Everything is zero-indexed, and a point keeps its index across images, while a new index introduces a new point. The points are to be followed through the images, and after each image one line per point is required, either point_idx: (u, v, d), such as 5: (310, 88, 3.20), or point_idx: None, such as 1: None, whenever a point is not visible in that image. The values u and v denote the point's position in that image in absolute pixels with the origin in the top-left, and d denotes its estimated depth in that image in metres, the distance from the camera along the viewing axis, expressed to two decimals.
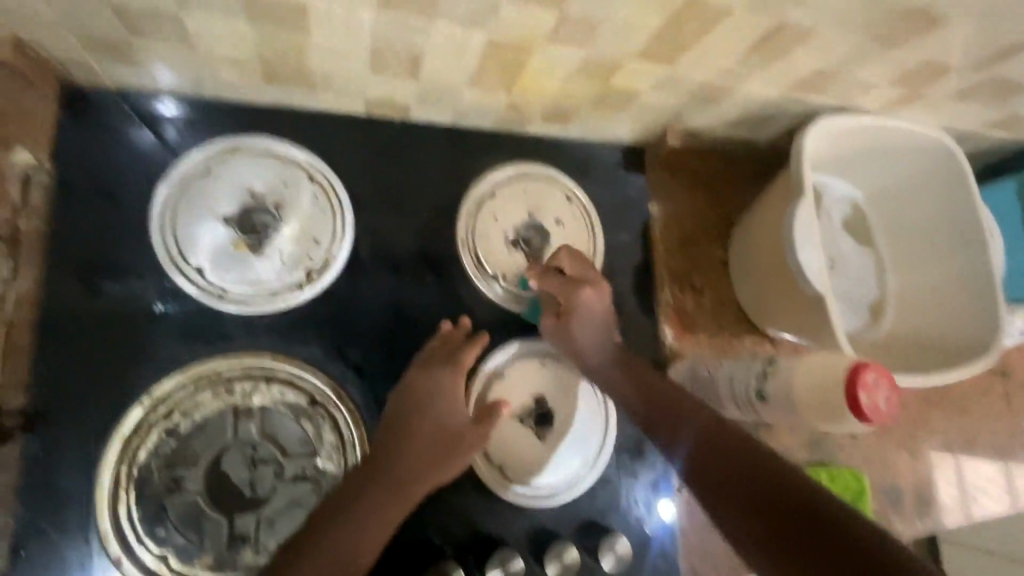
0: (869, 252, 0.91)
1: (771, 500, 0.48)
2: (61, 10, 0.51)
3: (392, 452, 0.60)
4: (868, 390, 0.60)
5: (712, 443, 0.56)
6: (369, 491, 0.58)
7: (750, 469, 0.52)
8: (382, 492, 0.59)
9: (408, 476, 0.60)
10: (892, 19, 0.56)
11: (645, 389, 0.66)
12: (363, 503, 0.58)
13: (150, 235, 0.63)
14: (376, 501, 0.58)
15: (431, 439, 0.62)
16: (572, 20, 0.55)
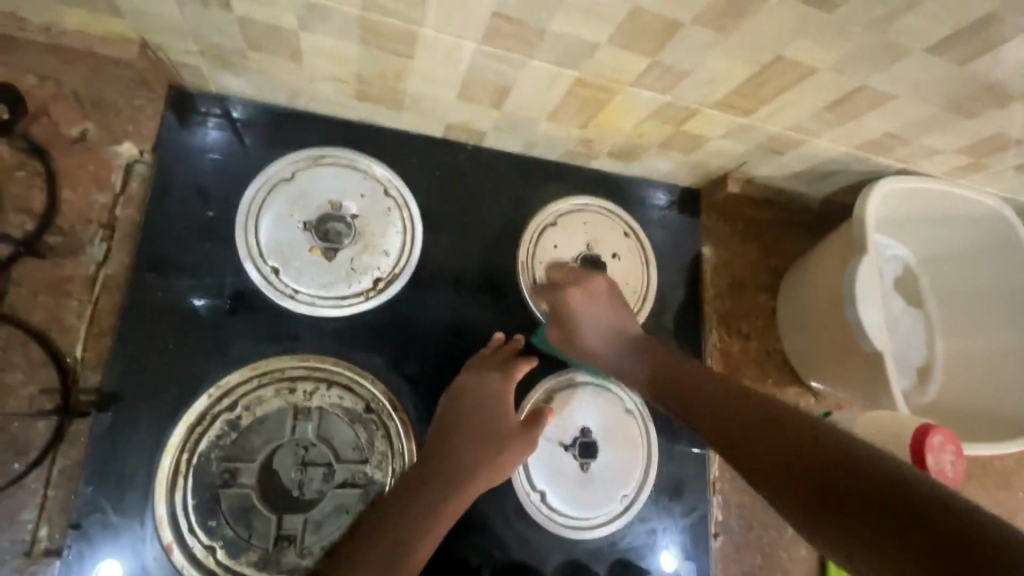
0: (918, 315, 0.91)
1: (830, 475, 0.46)
2: (192, 19, 0.55)
3: (447, 451, 0.62)
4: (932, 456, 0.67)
5: (760, 422, 0.55)
6: (422, 491, 0.59)
7: (802, 442, 0.50)
8: (436, 492, 0.60)
9: (461, 479, 0.61)
10: (971, 92, 0.58)
11: (689, 381, 0.65)
12: (417, 503, 0.59)
13: (233, 232, 0.66)
14: (430, 501, 0.59)
15: (482, 442, 0.63)
16: (662, 67, 0.57)
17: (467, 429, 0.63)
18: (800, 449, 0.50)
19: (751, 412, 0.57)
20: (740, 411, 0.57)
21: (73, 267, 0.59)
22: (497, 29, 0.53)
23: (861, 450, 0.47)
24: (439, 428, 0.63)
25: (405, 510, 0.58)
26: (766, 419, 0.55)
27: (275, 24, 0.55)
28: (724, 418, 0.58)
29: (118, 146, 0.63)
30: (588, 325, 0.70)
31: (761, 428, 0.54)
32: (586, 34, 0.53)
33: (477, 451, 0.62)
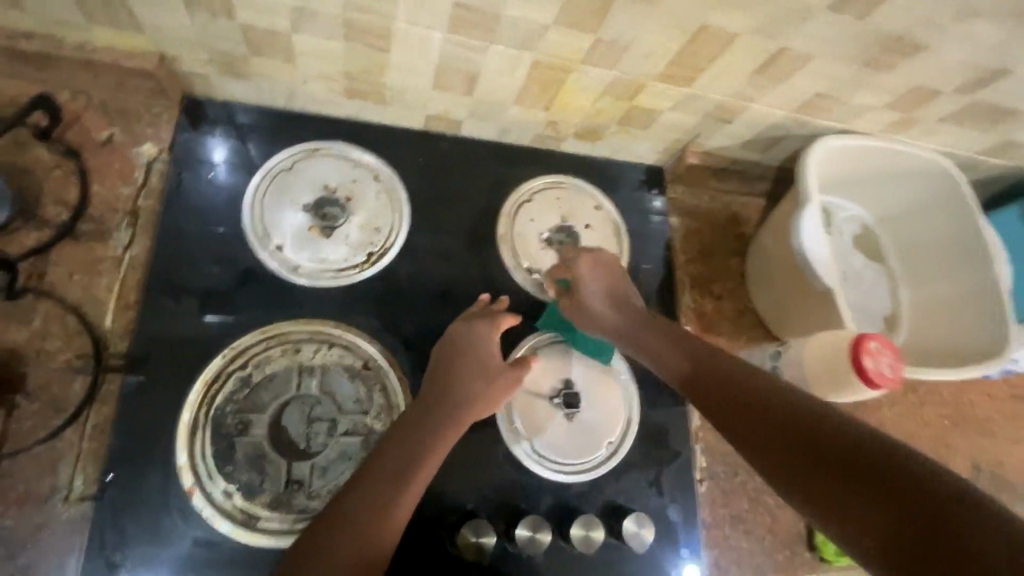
0: (881, 268, 0.98)
1: (855, 494, 0.46)
2: (202, 29, 0.65)
3: (440, 389, 0.67)
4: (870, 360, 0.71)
5: (786, 436, 0.53)
6: (422, 422, 0.65)
7: (842, 465, 0.48)
8: (436, 423, 0.65)
9: (454, 413, 0.66)
10: (880, 45, 0.66)
11: (699, 373, 0.64)
12: (414, 435, 0.64)
13: (241, 216, 0.74)
14: (427, 433, 0.64)
15: (471, 381, 0.69)
16: (606, 43, 0.66)
17: (461, 369, 0.69)
18: (845, 470, 0.48)
19: (770, 404, 0.56)
20: (768, 419, 0.55)
21: (103, 249, 0.68)
22: (459, 18, 0.62)
23: (879, 446, 0.48)
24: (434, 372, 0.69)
25: (408, 438, 0.63)
26: (796, 430, 0.53)
27: (272, 28, 0.64)
28: (733, 406, 0.59)
29: (140, 146, 0.72)
30: (598, 298, 0.73)
31: (794, 442, 0.52)
32: (535, 17, 0.62)
33: (473, 388, 0.68)
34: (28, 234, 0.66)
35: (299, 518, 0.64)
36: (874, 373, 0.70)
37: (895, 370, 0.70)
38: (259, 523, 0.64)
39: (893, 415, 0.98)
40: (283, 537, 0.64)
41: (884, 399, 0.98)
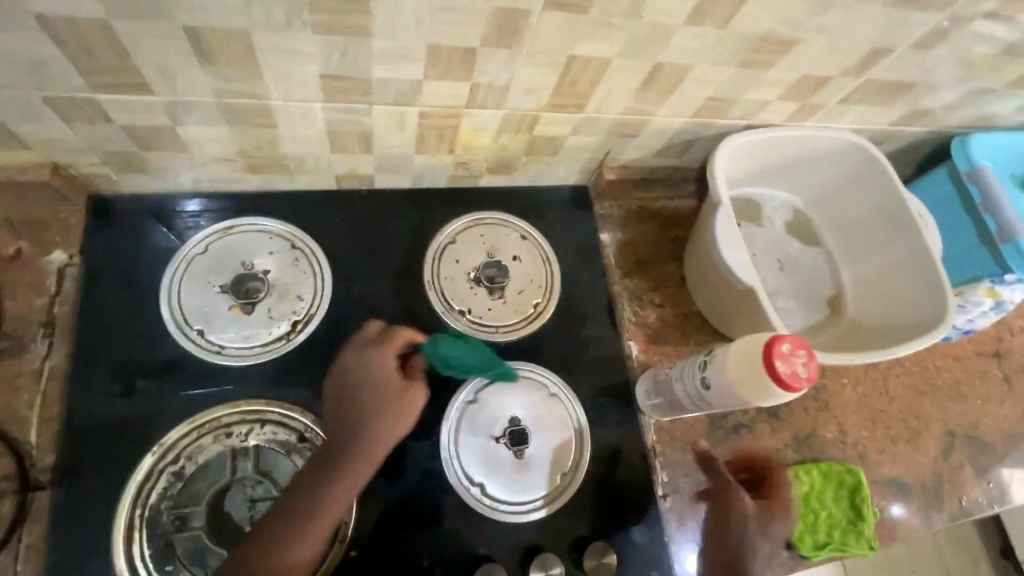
0: (818, 250, 0.97)
1: None
2: (86, 136, 0.65)
3: (344, 423, 0.66)
4: (787, 360, 0.62)
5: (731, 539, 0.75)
6: (327, 459, 0.64)
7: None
8: (342, 462, 0.64)
9: (358, 444, 0.65)
10: (752, 46, 0.67)
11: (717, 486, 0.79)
12: (316, 476, 0.63)
13: (159, 307, 0.74)
14: (328, 471, 0.64)
15: (371, 409, 0.66)
16: (483, 86, 0.67)
17: (364, 399, 0.67)
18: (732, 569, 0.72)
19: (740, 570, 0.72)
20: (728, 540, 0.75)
21: (20, 365, 0.68)
22: (332, 88, 0.63)
23: None
24: (340, 401, 0.68)
25: (312, 478, 0.63)
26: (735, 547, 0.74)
27: (153, 125, 0.65)
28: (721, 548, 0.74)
29: (49, 255, 0.73)
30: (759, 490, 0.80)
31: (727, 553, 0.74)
32: (405, 75, 0.63)
33: (374, 423, 0.66)
34: None
35: None
36: (790, 373, 0.62)
37: (810, 369, 0.63)
38: None
39: (857, 395, 0.96)
40: None
41: (845, 380, 0.97)
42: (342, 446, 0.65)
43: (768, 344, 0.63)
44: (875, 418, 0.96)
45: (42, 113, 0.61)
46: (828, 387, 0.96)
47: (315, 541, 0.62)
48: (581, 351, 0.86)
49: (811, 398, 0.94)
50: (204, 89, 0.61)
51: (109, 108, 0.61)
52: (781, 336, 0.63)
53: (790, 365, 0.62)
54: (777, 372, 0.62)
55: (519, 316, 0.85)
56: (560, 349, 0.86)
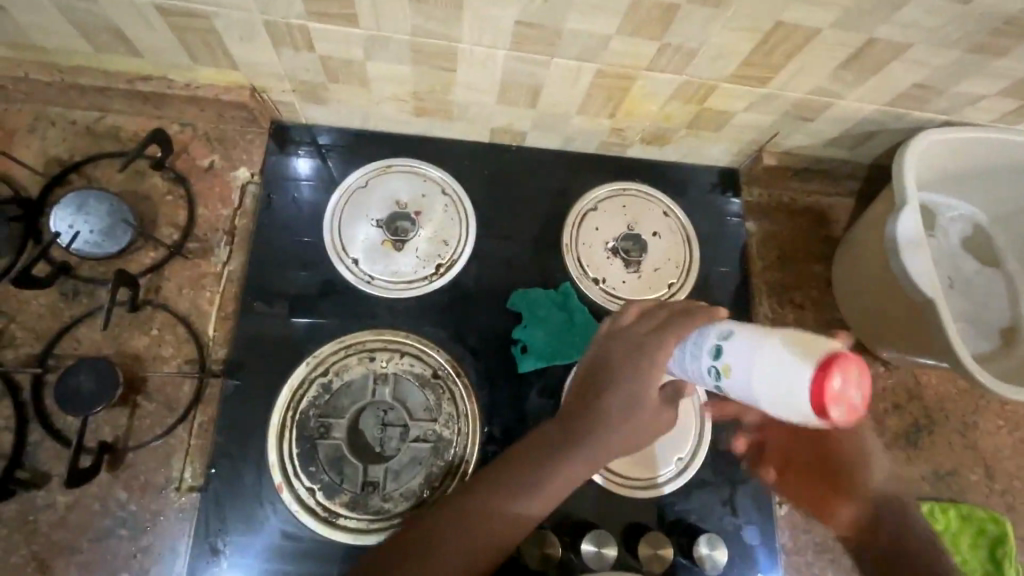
0: (998, 273, 0.87)
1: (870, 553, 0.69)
2: (288, 64, 0.70)
3: (581, 406, 0.60)
4: (841, 382, 0.45)
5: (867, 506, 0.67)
6: (547, 437, 0.60)
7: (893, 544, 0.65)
8: (575, 442, 0.58)
9: (591, 430, 0.58)
10: (990, 27, 0.59)
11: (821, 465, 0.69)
12: (532, 453, 0.59)
13: (321, 233, 0.79)
14: (548, 449, 0.59)
15: (618, 401, 0.58)
16: (671, 48, 0.64)
17: (622, 390, 0.58)
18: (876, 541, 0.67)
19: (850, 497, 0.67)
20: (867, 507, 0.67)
21: (207, 265, 0.76)
22: (521, 35, 0.63)
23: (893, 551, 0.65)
24: (579, 388, 0.61)
25: (527, 452, 0.59)
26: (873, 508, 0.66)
27: (348, 59, 0.69)
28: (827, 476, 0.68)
29: (236, 171, 0.80)
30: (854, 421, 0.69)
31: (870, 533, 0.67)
32: (598, 29, 0.62)
33: (605, 417, 0.58)
34: (147, 252, 0.75)
35: (374, 518, 0.68)
36: (832, 400, 0.45)
37: (860, 396, 0.45)
38: (338, 521, 0.68)
39: (1014, 439, 0.86)
40: (360, 536, 0.68)
41: (1003, 421, 0.87)
42: (574, 433, 0.59)
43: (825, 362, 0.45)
44: None
45: (259, 37, 0.66)
46: (980, 425, 0.86)
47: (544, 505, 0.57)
48: None
49: (958, 433, 0.85)
50: (403, 25, 0.63)
51: (315, 36, 0.65)
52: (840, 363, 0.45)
53: (841, 402, 0.45)
54: (828, 412, 0.45)
55: (652, 293, 0.83)
56: None
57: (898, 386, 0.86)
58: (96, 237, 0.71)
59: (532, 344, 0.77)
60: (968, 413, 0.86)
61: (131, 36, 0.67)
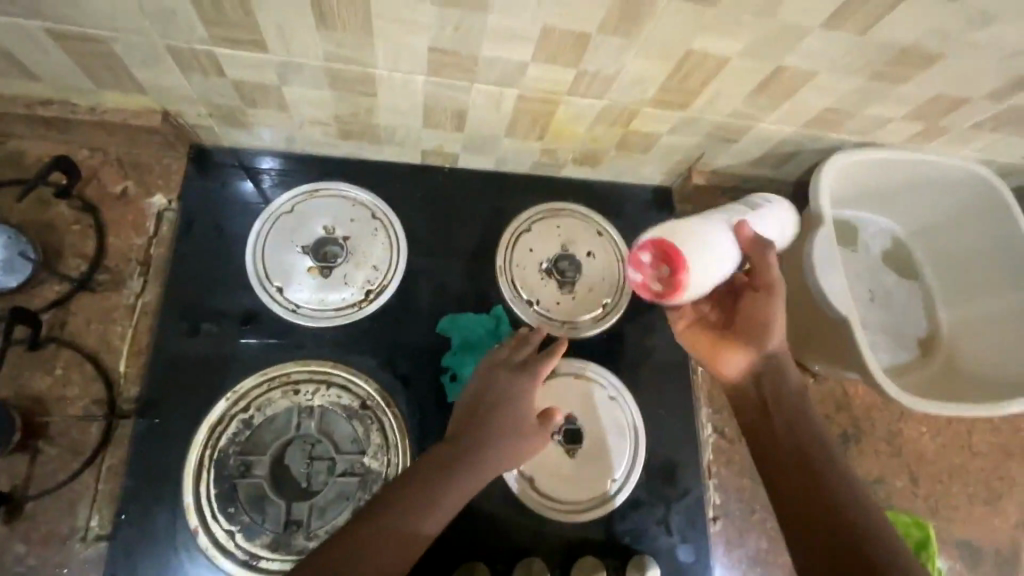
0: (915, 285, 0.90)
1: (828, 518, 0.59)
2: (199, 88, 0.68)
3: (467, 433, 0.66)
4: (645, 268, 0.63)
5: (818, 493, 0.61)
6: (430, 462, 0.65)
7: (852, 545, 0.57)
8: (452, 468, 0.64)
9: (466, 455, 0.65)
10: (888, 57, 0.61)
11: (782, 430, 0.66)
12: (421, 478, 0.63)
13: (244, 260, 0.77)
14: (431, 475, 0.63)
15: (491, 426, 0.67)
16: (589, 75, 0.64)
17: (497, 414, 0.68)
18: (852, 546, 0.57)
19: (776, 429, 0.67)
20: (816, 498, 0.61)
21: (118, 298, 0.72)
22: (438, 62, 0.62)
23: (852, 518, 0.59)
24: (466, 414, 0.68)
25: (412, 477, 0.63)
26: (824, 499, 0.60)
27: (262, 83, 0.67)
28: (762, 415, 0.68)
29: (151, 197, 0.76)
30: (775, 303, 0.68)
31: (831, 539, 0.58)
32: (514, 56, 0.61)
33: (483, 441, 0.66)
34: (51, 286, 0.71)
35: (297, 559, 0.66)
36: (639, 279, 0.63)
37: (664, 287, 0.62)
38: (259, 563, 0.65)
39: (935, 444, 0.90)
40: None
41: (925, 427, 0.90)
42: (457, 456, 0.65)
43: (661, 244, 0.61)
44: (953, 473, 0.89)
45: (163, 62, 0.63)
46: (904, 432, 0.89)
47: (425, 530, 0.60)
48: (646, 358, 0.83)
49: (884, 441, 0.88)
50: (314, 51, 0.61)
51: (224, 61, 0.63)
52: (655, 246, 0.62)
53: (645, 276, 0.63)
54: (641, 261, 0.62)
55: (587, 313, 0.83)
56: (625, 351, 0.83)
57: (827, 397, 0.89)
58: None
59: (461, 371, 0.76)
60: (892, 420, 0.89)
61: (24, 60, 0.63)
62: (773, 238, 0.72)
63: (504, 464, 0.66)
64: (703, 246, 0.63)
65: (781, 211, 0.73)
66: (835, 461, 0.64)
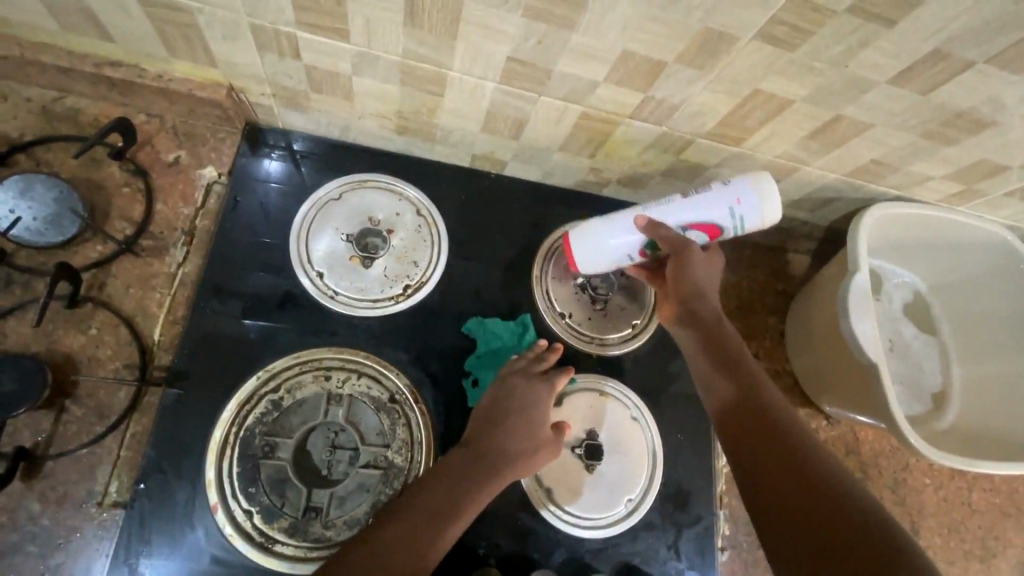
0: (932, 340, 0.93)
1: (819, 525, 0.53)
2: (269, 68, 0.68)
3: (481, 442, 0.67)
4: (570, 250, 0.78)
5: (797, 485, 0.56)
6: (441, 467, 0.64)
7: (838, 529, 0.52)
8: (468, 476, 0.64)
9: (483, 465, 0.65)
10: (943, 118, 0.64)
11: (753, 425, 0.62)
12: (434, 483, 0.63)
13: (287, 241, 0.77)
14: (444, 480, 0.63)
15: (508, 438, 0.67)
16: (655, 100, 0.66)
17: (511, 424, 0.68)
18: (843, 536, 0.52)
19: (758, 429, 0.62)
20: (795, 490, 0.56)
21: (159, 265, 0.72)
22: (511, 71, 0.64)
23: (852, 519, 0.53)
24: (482, 420, 0.69)
25: (424, 482, 0.63)
26: (802, 490, 0.56)
27: (333, 70, 0.67)
28: (741, 416, 0.64)
29: (202, 169, 0.77)
30: (694, 268, 0.71)
31: (817, 531, 0.53)
32: (587, 74, 0.63)
33: (499, 453, 0.66)
34: (94, 246, 0.71)
35: (313, 546, 0.65)
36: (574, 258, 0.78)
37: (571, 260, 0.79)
38: (274, 547, 0.65)
39: (937, 498, 0.91)
40: (295, 564, 0.65)
41: (928, 479, 0.92)
42: (471, 464, 0.65)
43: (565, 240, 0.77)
44: (951, 527, 0.90)
45: (242, 38, 0.64)
46: (908, 482, 0.91)
47: (447, 536, 0.60)
48: (668, 383, 0.84)
49: (890, 489, 0.90)
50: (395, 46, 0.62)
51: (302, 45, 0.64)
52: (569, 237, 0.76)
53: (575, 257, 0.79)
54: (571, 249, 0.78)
55: (616, 332, 0.84)
56: (649, 374, 0.84)
57: (837, 440, 0.90)
58: (38, 224, 0.68)
59: (483, 378, 0.76)
60: (898, 470, 0.91)
61: (105, 21, 0.64)
62: (723, 221, 0.70)
63: (518, 472, 0.67)
64: (589, 237, 0.75)
65: (766, 205, 0.68)
66: (814, 452, 0.60)
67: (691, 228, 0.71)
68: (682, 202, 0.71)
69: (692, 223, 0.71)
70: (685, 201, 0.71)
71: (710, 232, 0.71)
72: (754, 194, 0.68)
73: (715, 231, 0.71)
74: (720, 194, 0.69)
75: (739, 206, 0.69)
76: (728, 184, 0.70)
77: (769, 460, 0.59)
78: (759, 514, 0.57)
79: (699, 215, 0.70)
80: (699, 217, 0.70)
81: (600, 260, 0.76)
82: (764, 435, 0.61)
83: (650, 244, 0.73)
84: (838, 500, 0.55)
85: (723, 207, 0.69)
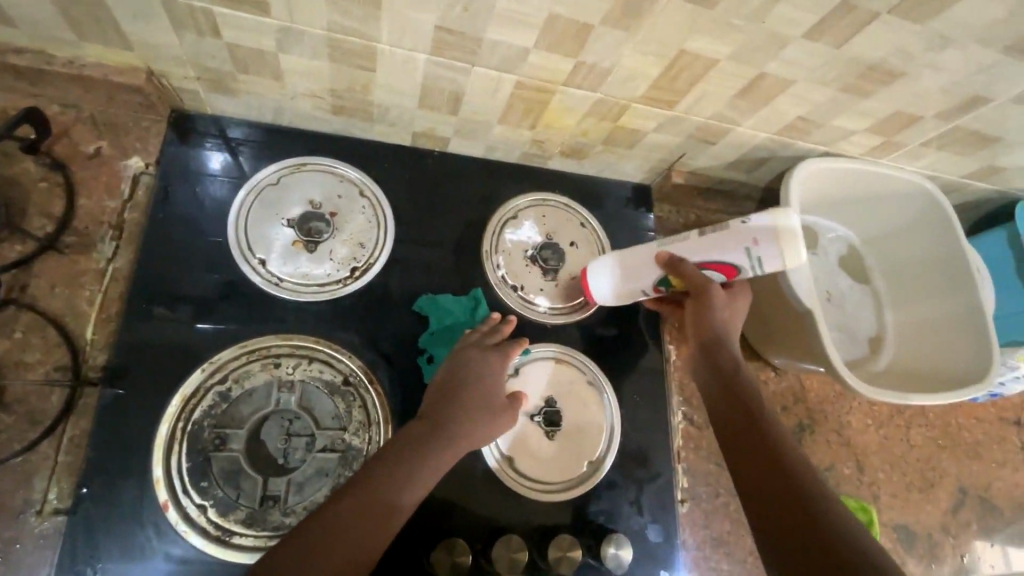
0: (865, 289, 0.98)
1: (796, 516, 0.56)
2: (190, 48, 0.65)
3: (437, 418, 0.66)
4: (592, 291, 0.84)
5: (780, 478, 0.59)
6: (396, 446, 0.64)
7: (812, 522, 0.55)
8: (421, 453, 0.63)
9: (439, 442, 0.65)
10: (859, 71, 0.67)
11: (744, 419, 0.66)
12: (387, 463, 0.62)
13: (225, 229, 0.74)
14: (397, 460, 0.62)
15: (465, 413, 0.67)
16: (586, 66, 0.67)
17: (466, 399, 0.68)
18: (816, 528, 0.54)
19: (751, 427, 0.65)
20: (780, 483, 0.59)
21: (86, 262, 0.69)
22: (441, 40, 0.63)
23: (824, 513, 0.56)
24: (438, 395, 0.68)
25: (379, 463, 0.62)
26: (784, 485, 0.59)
27: (258, 49, 0.65)
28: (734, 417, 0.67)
29: (127, 160, 0.73)
30: (716, 311, 0.72)
31: (794, 520, 0.56)
32: (517, 41, 0.63)
33: (454, 429, 0.66)
34: (12, 246, 0.66)
35: (272, 534, 0.64)
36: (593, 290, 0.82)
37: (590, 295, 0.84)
38: (232, 539, 0.64)
39: (879, 437, 0.97)
40: (256, 554, 0.64)
41: (870, 421, 0.97)
42: (426, 441, 0.64)
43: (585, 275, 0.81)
44: (893, 462, 0.96)
45: (155, 17, 0.61)
46: (852, 424, 0.96)
47: (398, 519, 0.60)
48: (622, 347, 0.86)
49: (835, 432, 0.95)
50: (319, 20, 0.61)
51: (221, 22, 0.61)
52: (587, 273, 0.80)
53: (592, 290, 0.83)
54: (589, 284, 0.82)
55: (568, 301, 0.86)
56: (603, 339, 0.86)
57: (785, 390, 0.94)
58: None
59: (437, 354, 0.76)
60: (842, 413, 0.96)
61: None
62: (737, 266, 0.69)
63: (474, 443, 0.67)
64: (604, 272, 0.77)
65: (786, 246, 0.67)
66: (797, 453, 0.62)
67: (708, 267, 0.71)
68: (700, 241, 0.71)
69: (708, 263, 0.71)
70: (703, 240, 0.71)
71: (727, 271, 0.71)
72: (773, 236, 0.67)
73: (732, 271, 0.70)
74: (738, 234, 0.68)
75: (757, 247, 0.68)
76: (747, 221, 0.68)
77: (757, 455, 0.62)
78: (747, 502, 0.60)
79: (714, 257, 0.70)
80: (716, 257, 0.70)
81: (610, 293, 0.78)
82: (758, 435, 0.64)
83: (665, 282, 0.74)
84: (817, 498, 0.57)
85: (736, 251, 0.69)
